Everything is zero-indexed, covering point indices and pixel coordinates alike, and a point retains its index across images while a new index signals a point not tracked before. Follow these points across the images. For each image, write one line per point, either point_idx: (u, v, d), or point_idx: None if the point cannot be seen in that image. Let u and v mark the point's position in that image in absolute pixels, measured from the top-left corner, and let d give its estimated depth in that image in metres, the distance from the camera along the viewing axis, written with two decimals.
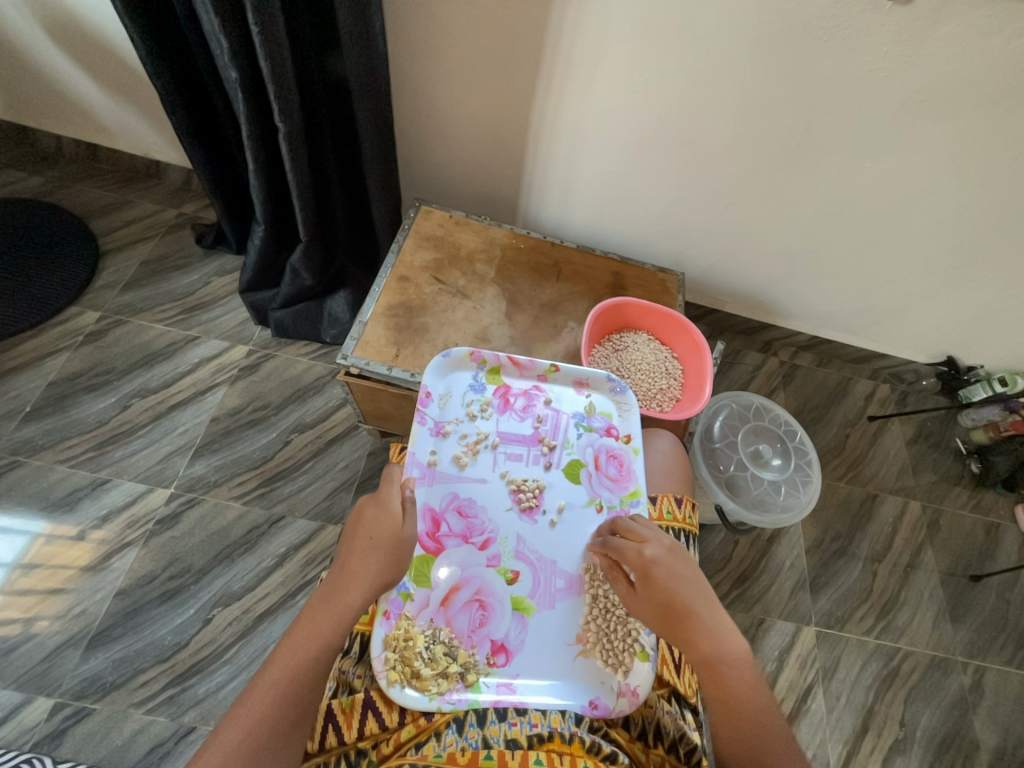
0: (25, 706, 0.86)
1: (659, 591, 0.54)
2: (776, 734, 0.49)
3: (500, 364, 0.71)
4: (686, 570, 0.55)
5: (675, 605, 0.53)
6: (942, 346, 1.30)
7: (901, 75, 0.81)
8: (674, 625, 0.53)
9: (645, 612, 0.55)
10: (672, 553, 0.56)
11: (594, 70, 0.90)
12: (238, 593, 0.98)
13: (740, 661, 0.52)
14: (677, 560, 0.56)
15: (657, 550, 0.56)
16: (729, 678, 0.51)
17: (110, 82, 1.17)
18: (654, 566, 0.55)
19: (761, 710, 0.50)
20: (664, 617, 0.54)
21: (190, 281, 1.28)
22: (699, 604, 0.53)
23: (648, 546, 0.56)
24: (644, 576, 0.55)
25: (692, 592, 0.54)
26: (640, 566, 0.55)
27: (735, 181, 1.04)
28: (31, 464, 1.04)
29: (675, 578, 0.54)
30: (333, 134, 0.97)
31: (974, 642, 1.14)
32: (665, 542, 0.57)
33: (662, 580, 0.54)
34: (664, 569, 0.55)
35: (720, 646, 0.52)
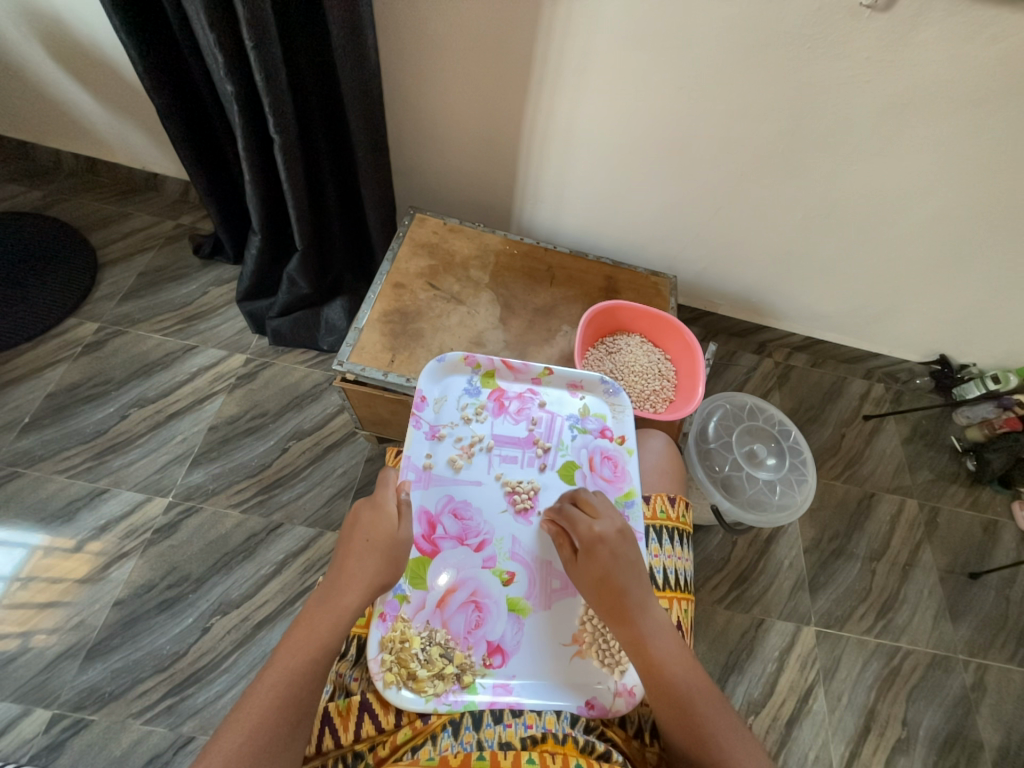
0: (23, 718, 0.86)
1: (601, 567, 0.55)
2: (700, 706, 0.51)
3: (495, 367, 0.72)
4: (631, 551, 0.56)
5: (612, 582, 0.55)
6: (934, 345, 1.32)
7: (883, 80, 0.83)
8: (611, 601, 0.54)
9: (584, 583, 0.56)
10: (621, 535, 0.56)
11: (583, 79, 0.92)
12: (237, 601, 0.98)
13: (667, 638, 0.54)
14: (624, 541, 0.56)
15: (605, 529, 0.57)
16: (658, 654, 0.53)
17: (108, 97, 1.18)
18: (600, 542, 0.56)
19: (688, 684, 0.52)
20: (601, 592, 0.55)
21: (188, 291, 1.29)
22: (633, 583, 0.55)
23: (599, 522, 0.57)
24: (588, 552, 0.56)
25: (630, 574, 0.55)
26: (587, 540, 0.56)
27: (724, 185, 1.05)
28: (29, 475, 1.05)
29: (617, 558, 0.55)
30: (328, 144, 0.99)
31: (975, 640, 1.14)
32: (616, 522, 0.57)
33: (604, 557, 0.55)
34: (609, 547, 0.56)
35: (651, 623, 0.54)
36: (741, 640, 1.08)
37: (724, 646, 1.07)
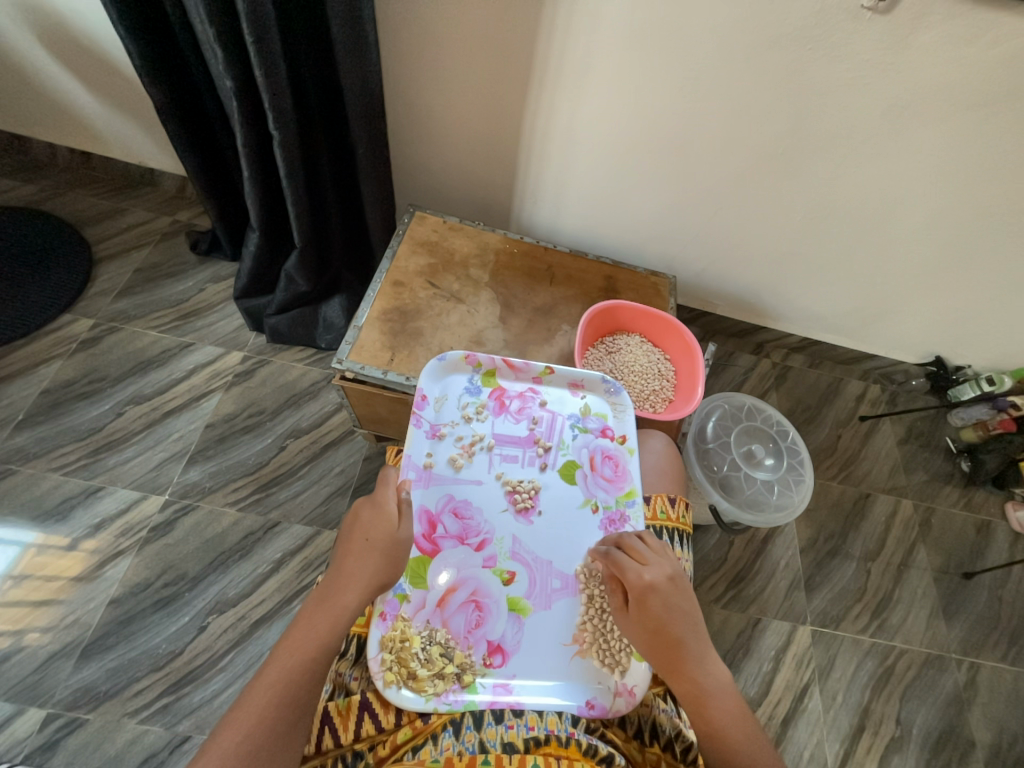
0: (17, 717, 0.85)
1: (653, 616, 0.55)
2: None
3: (496, 367, 0.72)
4: (682, 600, 0.56)
5: (665, 633, 0.54)
6: (930, 346, 1.32)
7: (882, 81, 0.83)
8: (664, 651, 0.54)
9: (634, 633, 0.55)
10: (672, 583, 0.56)
11: (583, 78, 0.92)
12: (233, 600, 0.97)
13: (725, 695, 0.53)
14: (676, 590, 0.55)
15: (657, 577, 0.55)
16: (716, 710, 0.52)
17: (104, 91, 1.17)
18: (652, 591, 0.55)
19: (749, 749, 0.50)
20: (654, 643, 0.54)
21: (184, 288, 1.28)
22: (686, 634, 0.54)
23: (648, 569, 0.56)
24: (640, 601, 0.55)
25: (684, 623, 0.55)
26: (638, 590, 0.55)
27: (724, 186, 1.05)
28: (23, 472, 1.04)
29: (669, 606, 0.55)
30: (328, 141, 0.98)
31: (968, 640, 1.15)
32: (666, 570, 0.56)
33: (656, 606, 0.55)
34: (660, 597, 0.55)
35: (706, 676, 0.54)
36: (738, 640, 1.08)
37: (720, 646, 1.07)
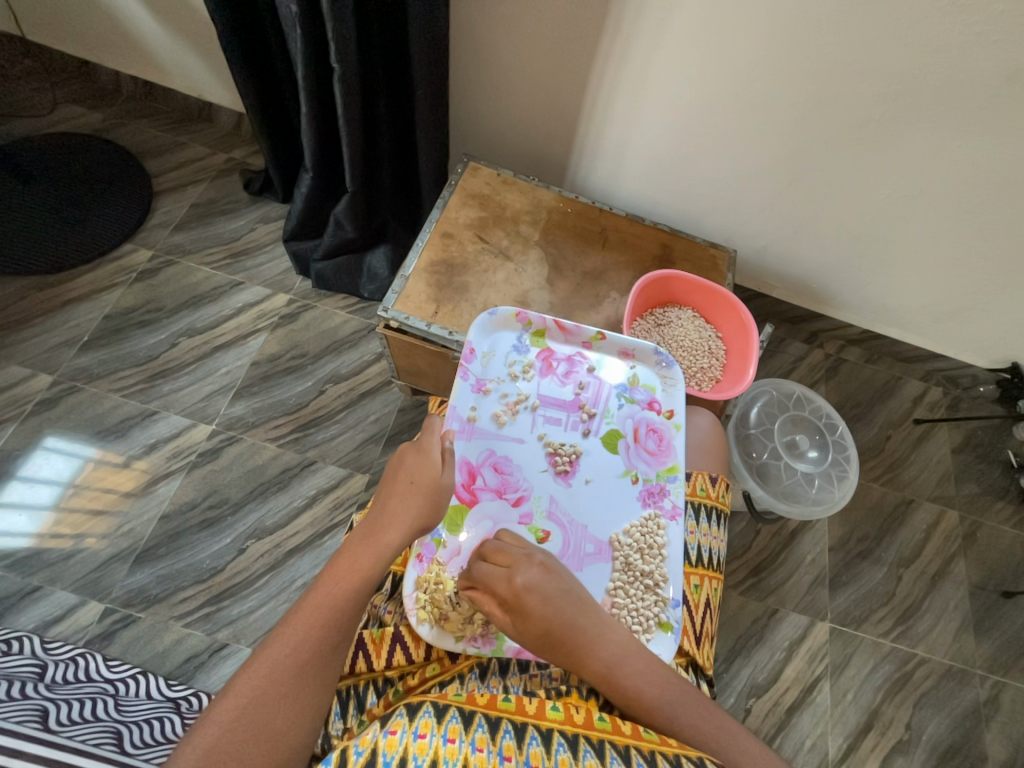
0: (80, 607, 0.94)
1: (538, 619, 0.51)
2: (685, 713, 0.50)
3: (546, 327, 0.70)
4: (560, 588, 0.53)
5: (553, 635, 0.51)
6: (1007, 351, 1.21)
7: (1011, 40, 0.73)
8: (558, 652, 0.51)
9: (525, 641, 0.52)
10: (544, 574, 0.53)
11: (664, 21, 0.84)
12: (270, 528, 1.03)
13: (632, 661, 0.51)
14: (549, 580, 0.53)
15: (526, 575, 0.52)
16: (627, 683, 0.50)
17: (168, 17, 1.16)
18: (526, 592, 0.51)
19: (667, 698, 0.50)
20: (547, 647, 0.51)
21: (236, 226, 1.30)
22: (574, 624, 0.52)
23: (518, 571, 0.52)
24: (519, 609, 0.51)
25: (568, 617, 0.52)
26: (510, 598, 0.51)
27: (804, 154, 0.96)
28: (87, 390, 1.11)
29: (548, 600, 0.52)
30: (387, 82, 0.95)
31: (996, 657, 1.10)
32: (535, 560, 0.54)
33: (534, 610, 0.51)
34: (537, 595, 0.51)
35: (609, 655, 0.51)
36: (752, 627, 1.08)
37: (733, 630, 1.07)
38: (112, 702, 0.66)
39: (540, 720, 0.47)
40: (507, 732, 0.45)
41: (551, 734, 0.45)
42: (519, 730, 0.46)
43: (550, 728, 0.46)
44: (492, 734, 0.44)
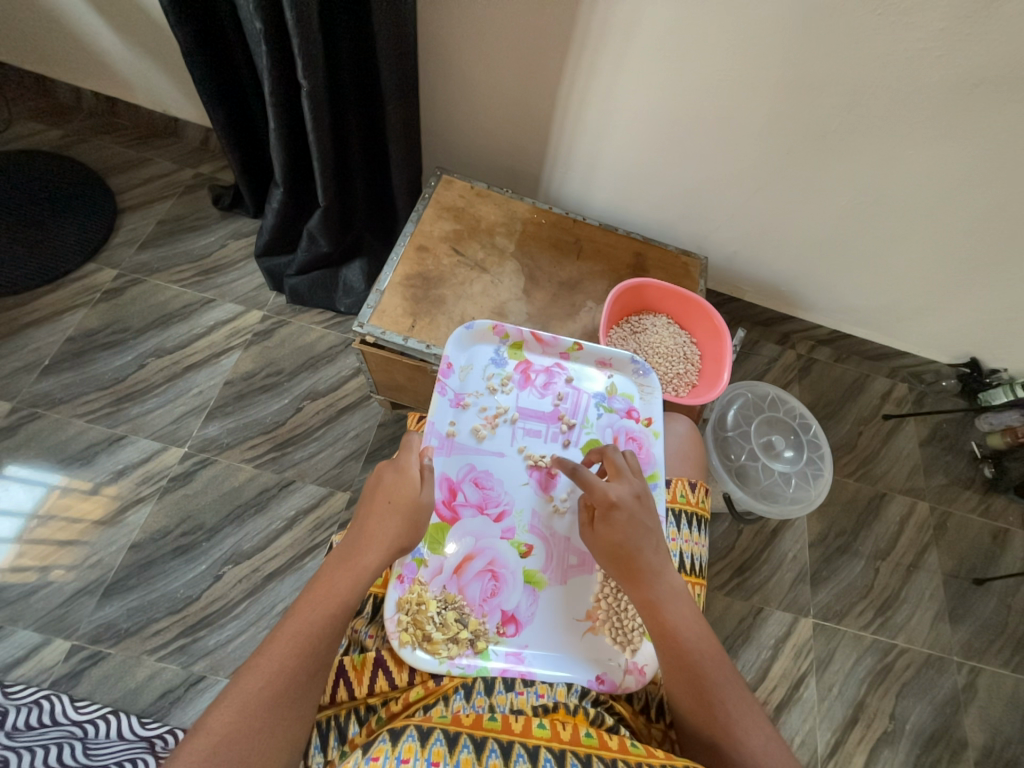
0: (44, 646, 0.89)
1: (616, 533, 0.54)
2: (710, 673, 0.51)
3: (523, 339, 0.70)
4: (647, 520, 0.55)
5: (627, 547, 0.54)
6: (966, 346, 1.26)
7: (952, 55, 0.77)
8: (623, 565, 0.54)
9: (599, 544, 0.56)
10: (638, 501, 0.56)
11: (628, 38, 0.87)
12: (248, 552, 1.00)
13: (683, 604, 0.53)
14: (641, 507, 0.55)
15: (623, 494, 0.55)
16: (670, 617, 0.52)
17: (129, 32, 1.14)
18: (616, 508, 0.55)
19: (700, 650, 0.51)
20: (615, 557, 0.54)
21: (206, 242, 1.27)
22: (649, 550, 0.54)
23: (617, 487, 0.56)
24: (606, 517, 0.55)
25: (646, 541, 0.54)
26: (604, 505, 0.55)
27: (767, 163, 1.00)
28: (49, 417, 1.06)
29: (634, 524, 0.54)
30: (357, 98, 0.95)
31: (971, 643, 1.14)
32: (634, 489, 0.56)
33: (621, 523, 0.54)
34: (625, 513, 0.55)
35: (666, 587, 0.53)
36: (738, 627, 1.09)
37: (721, 631, 1.08)
38: (80, 746, 0.62)
39: (526, 738, 0.46)
40: (492, 752, 0.44)
41: (538, 750, 0.45)
42: (506, 748, 0.45)
43: (537, 745, 0.45)
44: (478, 754, 0.44)
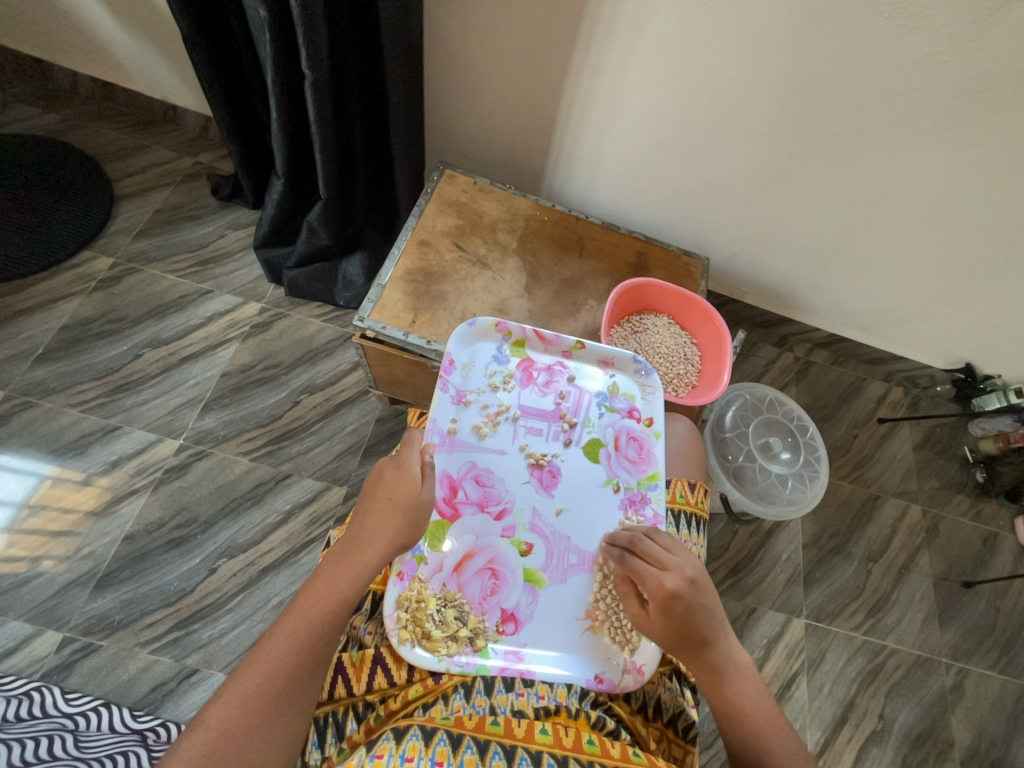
0: (35, 637, 0.89)
1: (675, 622, 0.52)
2: (785, 766, 0.48)
3: (526, 337, 0.70)
4: (706, 602, 0.53)
5: (687, 635, 0.52)
6: (961, 352, 1.28)
7: (957, 62, 0.77)
8: (683, 650, 0.52)
9: (655, 632, 0.53)
10: (694, 587, 0.53)
11: (634, 37, 0.86)
12: (243, 546, 0.99)
13: (749, 685, 0.52)
14: (697, 593, 0.52)
15: (677, 581, 0.52)
16: (736, 697, 0.51)
17: (129, 18, 1.12)
18: (674, 599, 0.52)
19: (770, 736, 0.49)
20: (674, 645, 0.53)
21: (204, 232, 1.26)
22: (709, 634, 0.52)
23: (669, 575, 0.53)
24: (661, 607, 0.52)
25: (706, 625, 0.52)
26: (657, 595, 0.52)
27: (770, 165, 1.00)
28: (42, 406, 1.05)
29: (691, 612, 0.52)
30: (360, 89, 0.94)
31: (960, 645, 1.16)
32: (688, 573, 0.53)
33: (677, 613, 0.52)
34: (682, 603, 0.52)
35: (729, 667, 0.52)
36: (732, 626, 1.09)
37: None
38: (71, 738, 0.62)
39: (529, 743, 0.46)
40: (496, 754, 0.45)
41: (541, 755, 0.45)
42: (509, 750, 0.45)
43: (539, 749, 0.45)
44: (481, 755, 0.44)
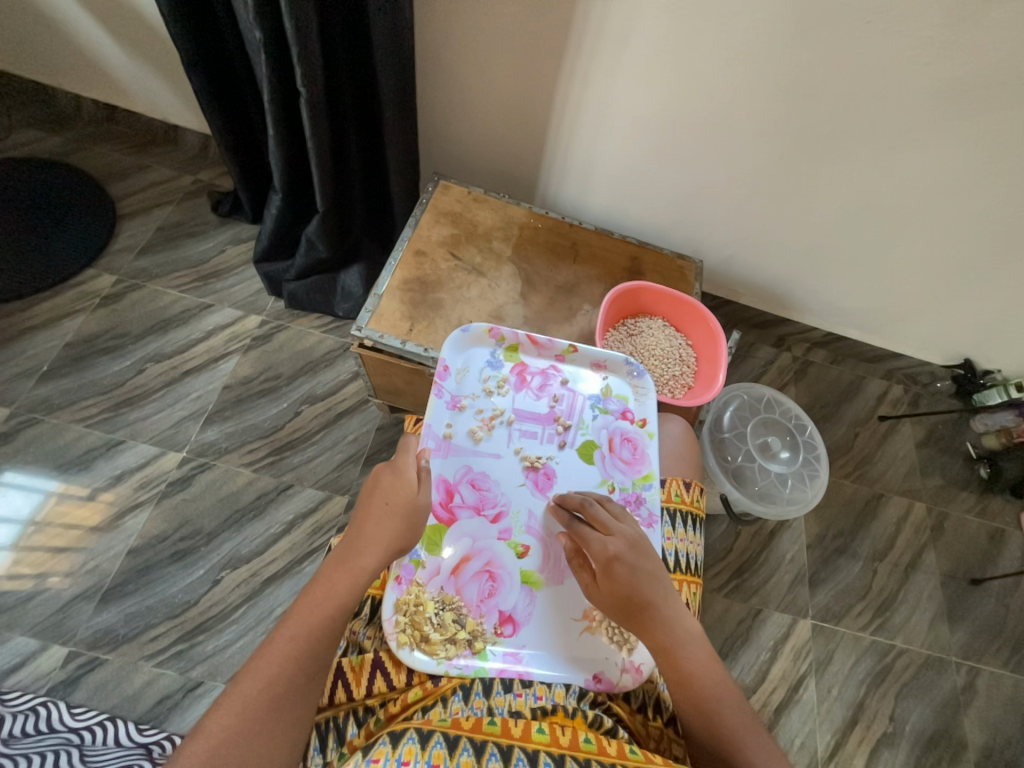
0: (41, 653, 0.89)
1: (619, 586, 0.54)
2: (728, 720, 0.50)
3: (519, 342, 0.70)
4: (649, 564, 0.55)
5: (633, 599, 0.53)
6: (960, 348, 1.28)
7: (940, 63, 0.79)
8: (633, 615, 0.53)
9: (605, 600, 0.55)
10: (635, 548, 0.56)
11: (622, 48, 0.88)
12: (246, 557, 1.00)
13: (698, 648, 0.53)
14: (638, 554, 0.55)
15: (620, 545, 0.55)
16: (687, 662, 0.52)
17: (131, 42, 1.15)
18: (616, 561, 0.55)
19: (716, 691, 0.51)
20: (623, 611, 0.54)
21: (205, 248, 1.28)
22: (656, 597, 0.54)
23: (611, 539, 0.56)
24: (606, 571, 0.55)
25: (652, 588, 0.54)
26: (601, 559, 0.55)
27: (759, 168, 1.01)
28: (47, 422, 1.06)
29: (634, 573, 0.54)
30: (355, 104, 0.96)
31: (970, 644, 1.14)
32: (629, 536, 0.56)
33: (621, 576, 0.54)
34: (625, 564, 0.55)
35: (680, 633, 0.53)
36: (737, 629, 1.09)
37: (720, 633, 1.08)
38: (77, 753, 0.62)
39: (526, 742, 0.46)
40: (492, 755, 0.45)
41: (538, 754, 0.45)
42: (506, 751, 0.45)
43: (536, 749, 0.46)
44: (478, 757, 0.44)
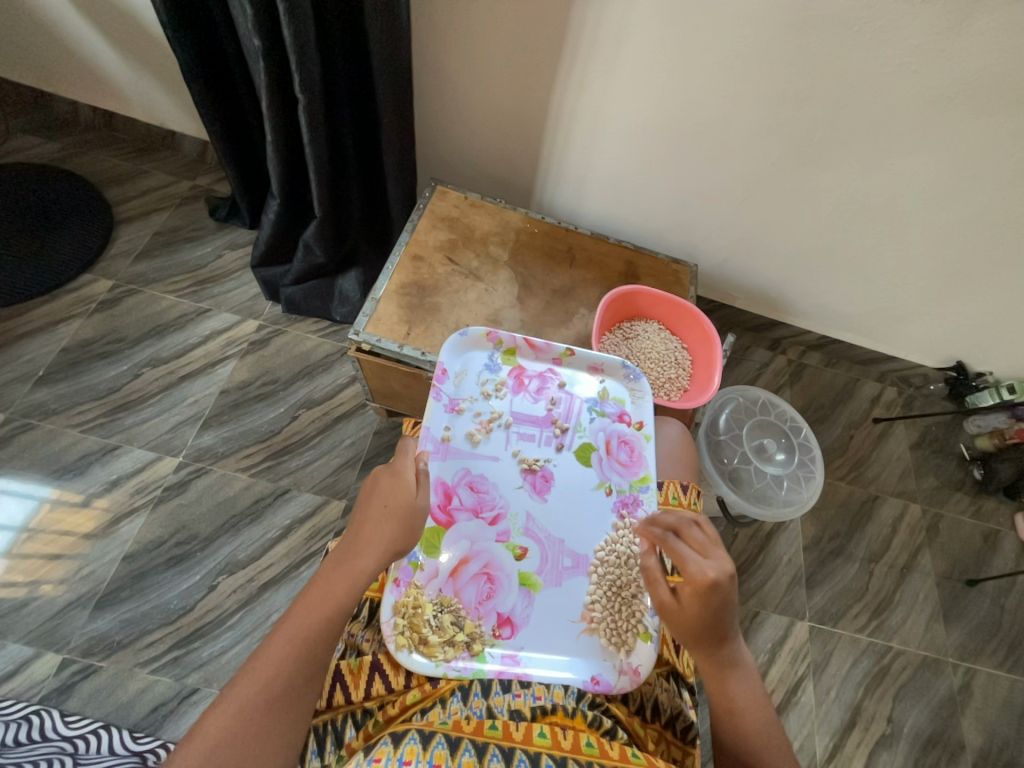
0: (34, 660, 0.88)
1: (708, 612, 0.51)
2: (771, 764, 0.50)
3: (516, 345, 0.71)
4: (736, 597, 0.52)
5: (713, 626, 0.51)
6: (952, 350, 1.29)
7: (927, 72, 0.81)
8: (705, 639, 0.52)
9: (686, 619, 0.52)
10: (732, 581, 0.51)
11: (616, 57, 0.90)
12: (243, 562, 0.99)
13: (751, 683, 0.53)
14: (733, 587, 0.51)
15: (719, 572, 0.51)
16: (738, 691, 0.53)
17: (130, 50, 1.16)
18: (714, 589, 0.50)
19: (762, 729, 0.52)
20: (698, 634, 0.52)
21: (203, 253, 1.28)
22: (731, 627, 0.52)
23: (710, 565, 0.51)
24: (698, 595, 0.51)
25: (731, 619, 0.52)
26: (698, 583, 0.50)
27: (752, 174, 1.03)
28: (42, 428, 1.06)
29: (723, 604, 0.51)
30: (352, 111, 0.97)
31: (966, 645, 1.15)
32: (728, 567, 0.52)
33: (711, 603, 0.51)
34: (720, 594, 0.51)
35: (738, 663, 0.53)
36: None
37: None
38: (71, 761, 0.62)
39: (528, 745, 0.46)
40: (493, 756, 0.45)
41: (539, 756, 0.45)
42: (507, 752, 0.45)
43: (537, 751, 0.46)
44: (479, 758, 0.44)
